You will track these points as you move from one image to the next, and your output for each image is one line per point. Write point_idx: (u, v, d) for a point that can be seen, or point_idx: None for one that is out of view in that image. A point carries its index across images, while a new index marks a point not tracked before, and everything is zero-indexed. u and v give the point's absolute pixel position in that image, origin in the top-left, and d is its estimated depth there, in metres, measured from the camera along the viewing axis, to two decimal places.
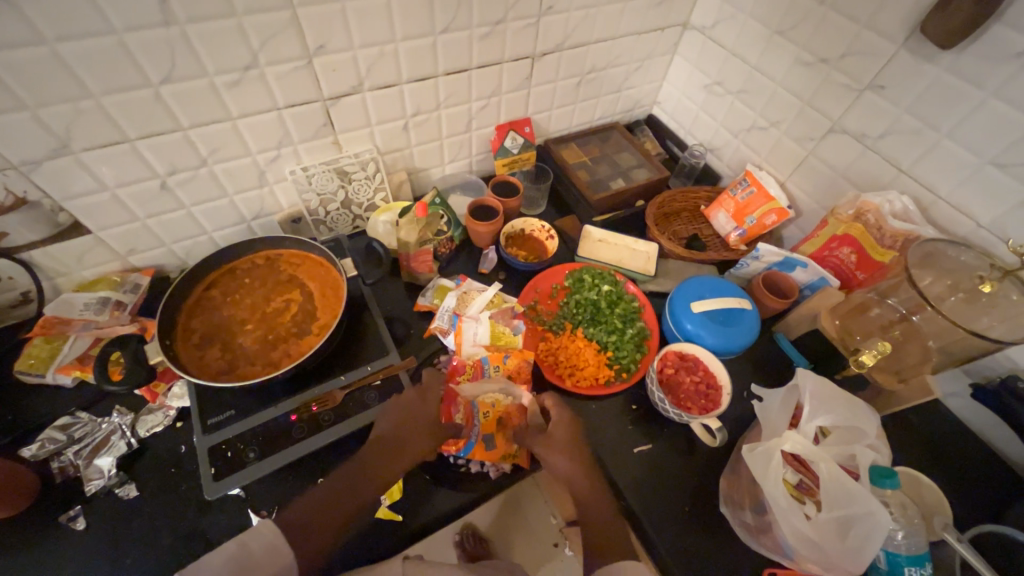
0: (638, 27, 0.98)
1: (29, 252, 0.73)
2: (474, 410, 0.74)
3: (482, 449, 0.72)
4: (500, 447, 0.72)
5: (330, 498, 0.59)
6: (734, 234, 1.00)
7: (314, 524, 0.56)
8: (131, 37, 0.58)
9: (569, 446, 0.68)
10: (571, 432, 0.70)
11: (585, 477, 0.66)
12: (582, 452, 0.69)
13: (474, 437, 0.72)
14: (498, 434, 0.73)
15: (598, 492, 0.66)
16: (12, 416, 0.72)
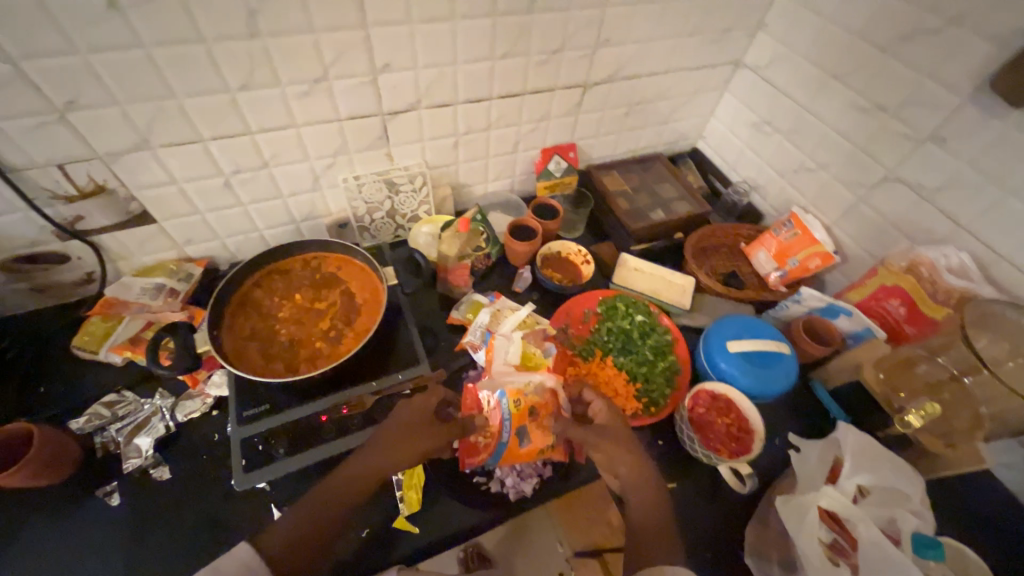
0: (690, 63, 0.99)
1: (99, 235, 0.78)
2: (502, 408, 0.72)
3: (515, 446, 0.71)
4: (533, 439, 0.72)
5: (335, 501, 0.55)
6: (775, 275, 0.98)
7: (309, 535, 0.52)
8: (218, 47, 0.63)
9: (620, 440, 0.66)
10: (611, 430, 0.67)
11: (637, 482, 0.63)
12: (635, 446, 0.66)
13: (506, 433, 0.71)
14: (531, 426, 0.72)
15: (655, 493, 0.62)
16: (65, 388, 0.77)
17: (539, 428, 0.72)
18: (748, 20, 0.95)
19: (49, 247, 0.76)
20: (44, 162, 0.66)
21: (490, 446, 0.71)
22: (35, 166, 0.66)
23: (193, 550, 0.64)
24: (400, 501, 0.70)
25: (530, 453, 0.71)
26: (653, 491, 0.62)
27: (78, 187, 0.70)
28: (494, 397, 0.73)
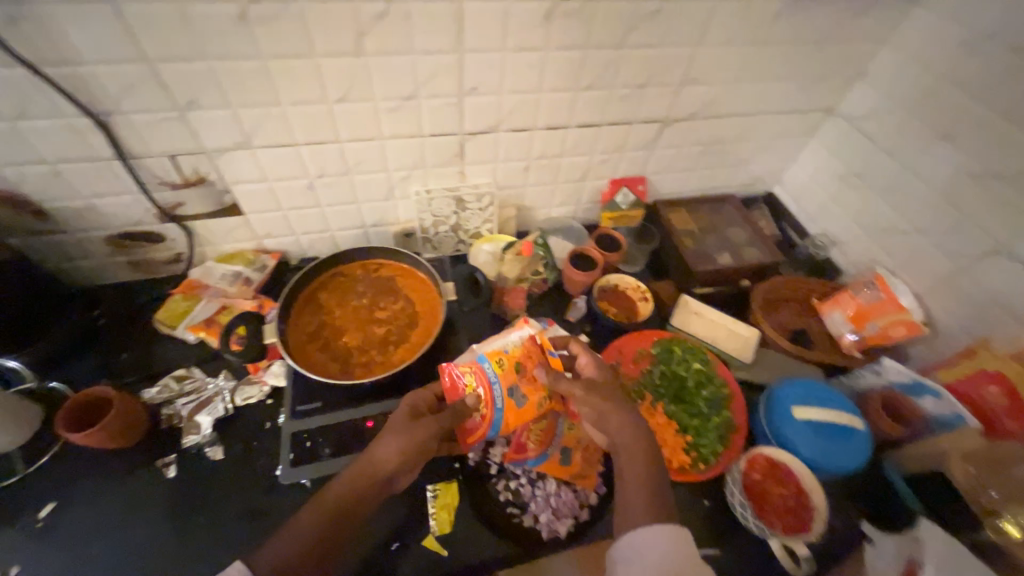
0: (778, 107, 0.95)
1: (192, 221, 0.84)
2: (485, 371, 0.67)
3: (510, 407, 0.67)
4: (527, 395, 0.67)
5: (340, 506, 0.55)
6: (849, 338, 0.90)
7: (316, 541, 0.52)
8: (326, 62, 0.67)
9: (611, 394, 0.63)
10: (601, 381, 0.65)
11: (622, 441, 0.59)
12: (624, 402, 0.62)
13: (499, 397, 0.66)
14: (520, 382, 0.68)
15: (641, 456, 0.58)
16: (144, 358, 0.83)
17: (528, 381, 0.68)
18: (848, 69, 0.90)
19: (149, 227, 0.83)
20: (159, 152, 0.72)
21: (487, 417, 0.66)
22: (151, 155, 0.72)
23: (233, 533, 0.67)
24: (432, 520, 0.70)
25: (528, 411, 0.67)
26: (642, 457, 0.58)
27: (184, 176, 0.76)
28: (476, 363, 0.69)
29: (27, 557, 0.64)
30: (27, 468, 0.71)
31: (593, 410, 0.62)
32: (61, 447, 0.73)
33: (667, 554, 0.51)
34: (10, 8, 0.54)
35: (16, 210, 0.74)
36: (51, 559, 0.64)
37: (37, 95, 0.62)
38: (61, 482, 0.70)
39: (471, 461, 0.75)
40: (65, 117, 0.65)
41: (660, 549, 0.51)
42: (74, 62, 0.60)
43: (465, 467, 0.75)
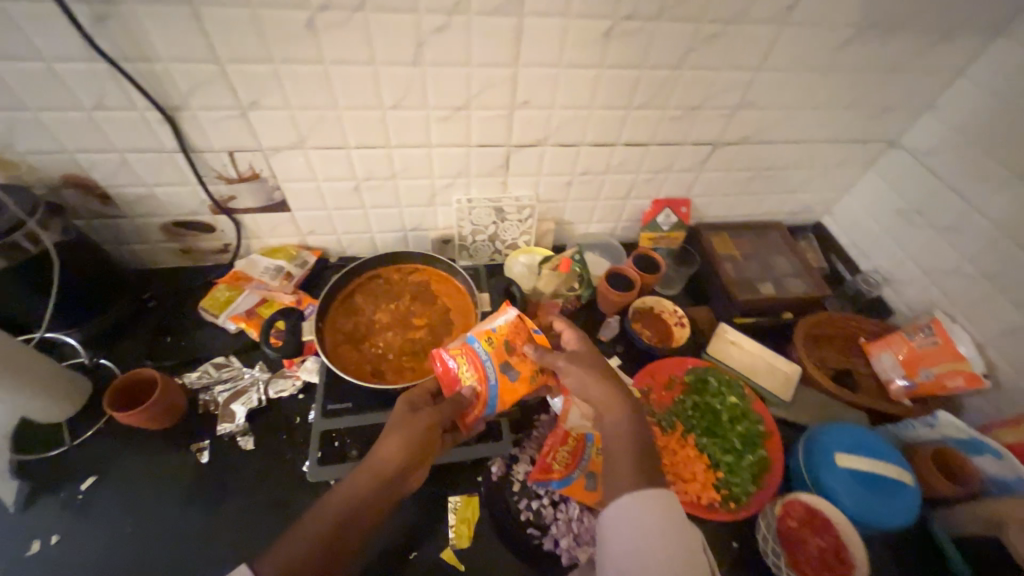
0: (836, 136, 0.91)
1: (242, 214, 0.87)
2: (476, 351, 0.66)
3: (505, 383, 0.65)
4: (521, 368, 0.66)
5: (346, 505, 0.55)
6: (899, 383, 0.85)
7: (324, 543, 0.52)
8: (384, 70, 0.68)
9: (593, 364, 0.64)
10: (583, 352, 0.66)
11: (606, 407, 0.61)
12: (606, 371, 0.63)
13: (492, 375, 0.64)
14: (512, 358, 0.66)
15: (624, 421, 0.59)
16: (186, 343, 0.86)
17: (522, 357, 0.66)
18: (916, 100, 0.86)
19: (202, 218, 0.86)
20: (219, 148, 0.75)
21: (483, 396, 0.64)
22: (211, 150, 0.75)
23: (259, 524, 0.68)
24: (451, 533, 0.69)
25: (526, 385, 0.66)
26: (626, 421, 0.59)
27: (239, 172, 0.79)
28: (464, 345, 0.67)
29: (68, 526, 0.67)
30: (74, 440, 0.75)
31: (578, 378, 0.63)
32: (106, 423, 0.76)
33: (657, 522, 0.51)
34: (100, 6, 0.57)
35: (84, 193, 0.79)
36: (88, 531, 0.67)
37: (115, 89, 0.65)
38: (103, 457, 0.73)
39: (495, 475, 0.74)
40: (138, 110, 0.68)
41: (651, 514, 0.51)
42: (151, 59, 0.63)
43: (488, 480, 0.74)
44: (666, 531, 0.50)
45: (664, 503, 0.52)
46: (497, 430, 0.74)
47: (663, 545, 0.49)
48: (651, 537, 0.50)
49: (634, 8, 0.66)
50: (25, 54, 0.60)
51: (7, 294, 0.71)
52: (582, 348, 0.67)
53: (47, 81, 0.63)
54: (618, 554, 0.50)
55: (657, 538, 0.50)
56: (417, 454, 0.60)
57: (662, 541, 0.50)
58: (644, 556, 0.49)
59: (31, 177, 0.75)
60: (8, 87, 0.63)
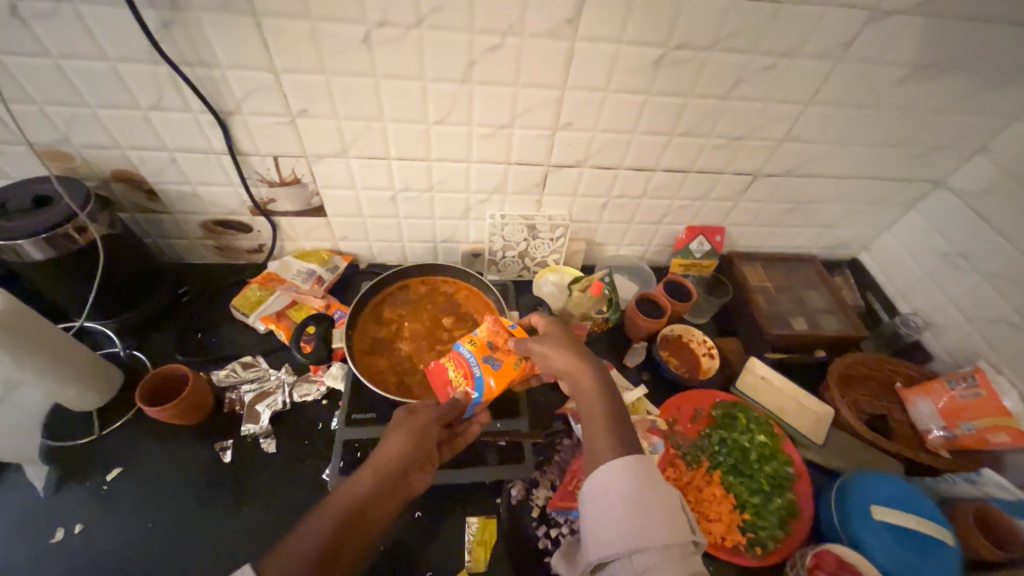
0: (881, 173, 0.88)
1: (279, 217, 0.88)
2: (460, 351, 0.71)
3: (491, 372, 0.68)
4: (503, 357, 0.69)
5: (349, 505, 0.51)
6: (937, 434, 0.81)
7: (328, 543, 0.47)
8: (432, 86, 0.69)
9: (563, 343, 0.66)
10: (553, 334, 0.68)
11: (579, 383, 0.62)
12: (576, 348, 0.65)
13: (476, 368, 0.68)
14: (492, 351, 0.69)
15: (595, 395, 0.61)
16: (216, 340, 0.87)
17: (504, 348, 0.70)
18: (969, 141, 0.82)
19: (241, 218, 0.88)
20: (264, 152, 0.76)
21: (472, 388, 0.68)
22: (257, 154, 0.76)
23: (275, 530, 0.68)
24: (467, 556, 0.68)
25: (512, 372, 0.68)
26: (599, 395, 0.61)
27: (281, 176, 0.80)
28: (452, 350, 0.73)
29: (91, 517, 0.68)
30: (103, 430, 0.76)
31: (549, 357, 0.65)
32: (134, 415, 0.78)
33: (630, 491, 0.51)
34: (167, 13, 0.59)
35: (131, 188, 0.81)
36: (110, 522, 0.67)
37: (173, 91, 0.67)
38: (129, 449, 0.74)
39: (514, 499, 0.73)
40: (192, 112, 0.70)
41: (624, 480, 0.52)
42: (210, 65, 0.64)
43: (507, 503, 0.73)
44: (639, 493, 0.51)
45: (638, 468, 0.53)
46: (519, 454, 0.73)
47: (638, 510, 0.50)
48: (626, 502, 0.51)
49: (686, 36, 0.65)
50: (91, 54, 0.62)
51: (52, 282, 0.73)
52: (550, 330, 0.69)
53: (109, 80, 0.65)
54: (598, 531, 0.52)
55: (631, 503, 0.51)
56: (419, 449, 0.59)
57: (637, 508, 0.50)
58: (620, 523, 0.50)
59: (84, 171, 0.77)
60: (72, 85, 0.65)
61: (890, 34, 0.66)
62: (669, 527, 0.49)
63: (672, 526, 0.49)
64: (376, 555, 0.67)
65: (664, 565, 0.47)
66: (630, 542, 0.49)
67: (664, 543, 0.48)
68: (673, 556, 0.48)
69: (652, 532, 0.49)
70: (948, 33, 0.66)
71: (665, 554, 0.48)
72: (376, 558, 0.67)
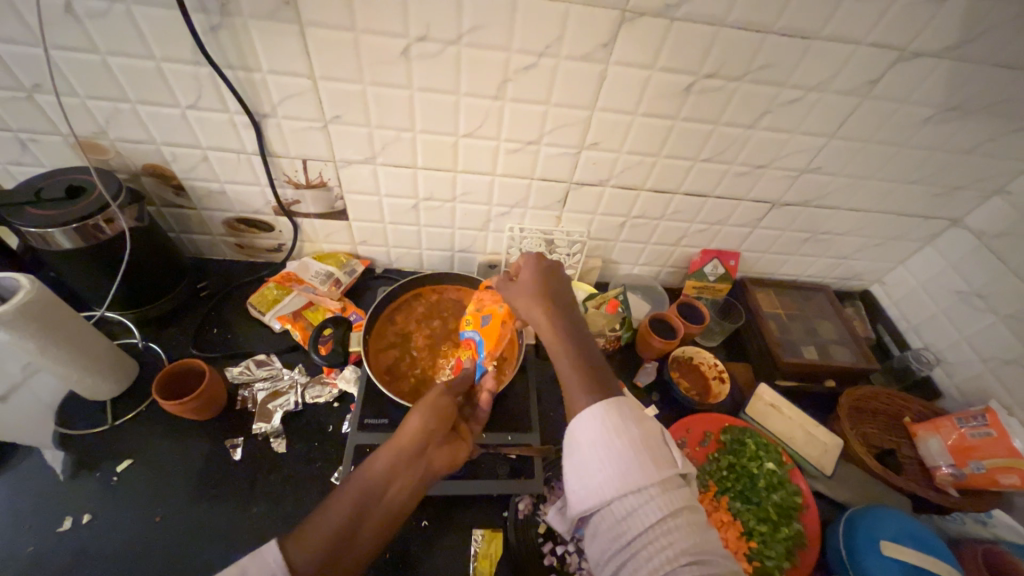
0: (899, 209, 0.89)
1: (302, 218, 0.89)
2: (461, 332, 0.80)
3: (480, 327, 0.77)
4: (489, 309, 0.78)
5: (368, 492, 0.51)
6: (946, 471, 0.80)
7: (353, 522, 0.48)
8: (465, 101, 0.70)
9: (531, 289, 0.67)
10: (525, 279, 0.68)
11: (549, 325, 0.63)
12: (543, 295, 0.66)
13: (469, 332, 0.78)
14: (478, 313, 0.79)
15: (564, 338, 0.61)
16: (233, 336, 0.88)
17: (484, 303, 0.79)
18: (987, 182, 0.83)
19: (265, 217, 0.89)
20: (294, 155, 0.78)
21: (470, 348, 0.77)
22: (288, 156, 0.78)
23: (281, 531, 0.68)
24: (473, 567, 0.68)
25: (499, 318, 0.76)
26: (570, 335, 0.61)
27: (308, 179, 0.81)
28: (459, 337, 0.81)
29: (98, 507, 0.68)
30: (116, 420, 0.76)
31: (524, 300, 0.66)
32: (149, 407, 0.78)
33: (603, 436, 0.50)
34: (216, 17, 0.61)
35: (160, 182, 0.82)
36: (116, 514, 0.67)
37: (212, 91, 0.68)
38: (141, 440, 0.75)
39: (522, 513, 0.72)
40: (228, 113, 0.71)
41: (593, 428, 0.51)
42: (251, 68, 0.66)
43: (515, 517, 0.71)
44: (610, 439, 0.50)
45: (608, 410, 0.52)
46: (528, 468, 0.73)
47: (610, 458, 0.49)
48: (598, 452, 0.50)
49: (717, 67, 0.67)
50: (137, 53, 0.64)
51: (77, 272, 0.74)
52: (527, 270, 0.69)
53: (152, 77, 0.67)
54: (576, 482, 0.51)
55: (602, 451, 0.50)
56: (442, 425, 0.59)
57: (610, 457, 0.49)
58: (595, 476, 0.49)
59: (117, 163, 0.78)
60: (115, 80, 0.67)
61: (916, 75, 0.68)
62: (644, 469, 0.48)
63: (646, 467, 0.48)
64: (382, 560, 0.67)
65: (642, 509, 0.46)
66: (608, 491, 0.48)
67: (640, 486, 0.47)
68: (650, 498, 0.47)
69: (628, 478, 0.48)
70: (973, 77, 0.68)
71: (642, 498, 0.47)
72: (381, 565, 0.66)
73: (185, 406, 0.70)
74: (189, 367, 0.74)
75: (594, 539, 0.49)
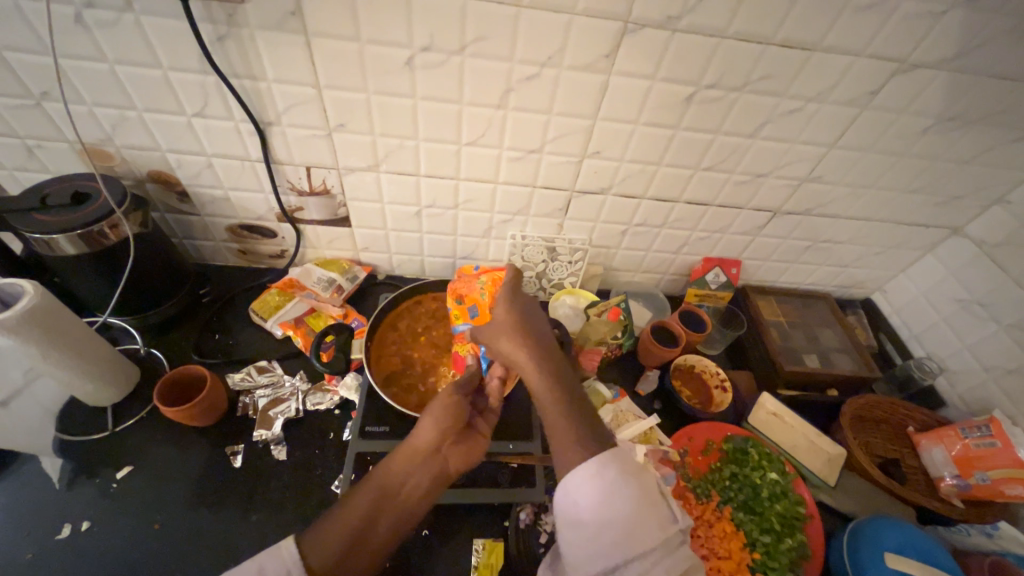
0: (900, 218, 0.90)
1: (304, 224, 0.89)
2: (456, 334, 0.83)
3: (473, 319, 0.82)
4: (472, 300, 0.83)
5: (384, 491, 0.51)
6: (950, 482, 0.80)
7: (368, 518, 0.48)
8: (468, 109, 0.71)
9: (511, 333, 0.62)
10: (508, 317, 0.63)
11: (534, 372, 0.59)
12: (527, 337, 0.61)
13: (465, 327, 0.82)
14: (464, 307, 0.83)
15: (550, 389, 0.58)
16: (234, 343, 0.88)
17: (466, 297, 0.83)
18: (986, 192, 0.83)
19: (268, 223, 0.89)
20: (298, 162, 0.78)
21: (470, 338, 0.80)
22: (291, 163, 0.78)
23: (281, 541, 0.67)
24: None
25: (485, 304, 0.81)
26: (556, 383, 0.58)
27: (311, 185, 0.82)
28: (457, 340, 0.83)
29: (98, 514, 0.67)
30: (116, 426, 0.76)
31: (506, 344, 0.62)
32: (150, 413, 0.78)
33: (604, 500, 0.48)
34: (223, 27, 0.61)
35: (164, 189, 0.82)
36: (115, 522, 0.67)
37: (218, 99, 0.69)
38: (141, 447, 0.74)
39: (523, 523, 0.71)
40: (233, 121, 0.72)
41: (593, 490, 0.49)
42: (257, 77, 0.67)
43: (515, 527, 0.71)
44: (612, 499, 0.48)
45: (609, 465, 0.50)
46: (530, 477, 0.72)
47: (613, 520, 0.47)
48: (598, 515, 0.48)
49: (718, 77, 0.67)
50: (144, 62, 0.64)
51: (82, 278, 0.74)
52: (505, 302, 0.64)
53: (159, 86, 0.67)
54: (577, 546, 0.49)
55: (603, 514, 0.48)
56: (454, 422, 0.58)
57: (612, 523, 0.47)
58: (598, 542, 0.47)
59: (122, 170, 0.79)
60: (123, 89, 0.67)
61: (916, 86, 0.68)
62: (646, 532, 0.47)
63: (649, 529, 0.47)
64: (382, 570, 0.67)
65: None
66: (613, 559, 0.46)
67: (644, 551, 0.46)
68: (654, 561, 0.46)
69: (633, 544, 0.46)
70: (972, 88, 0.68)
71: (646, 563, 0.46)
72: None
73: (180, 412, 0.69)
74: (186, 371, 0.73)
75: None
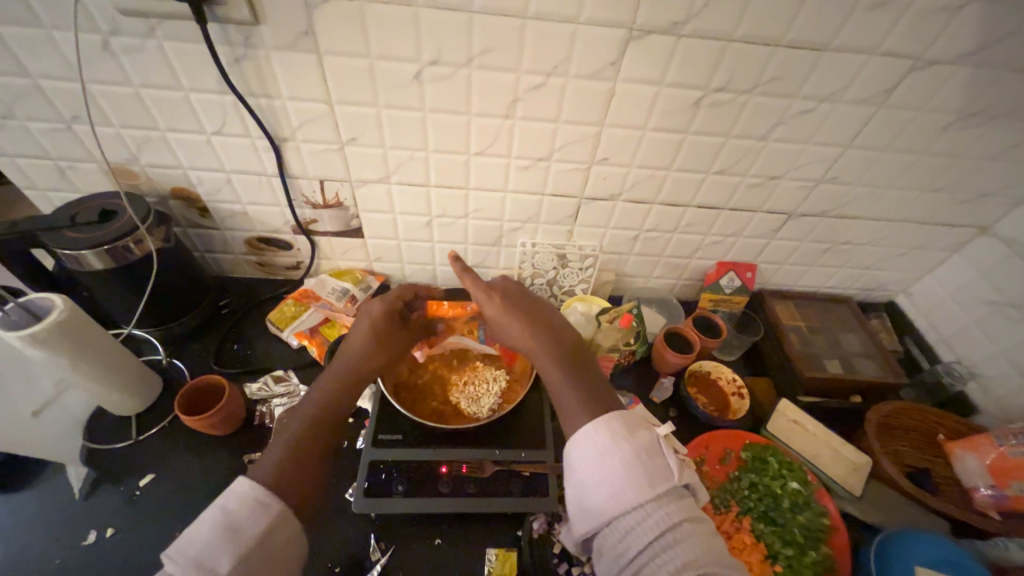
0: (922, 218, 0.87)
1: (319, 236, 0.91)
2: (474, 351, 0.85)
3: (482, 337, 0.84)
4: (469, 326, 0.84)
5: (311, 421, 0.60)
6: (985, 493, 0.76)
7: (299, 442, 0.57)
8: (477, 120, 0.72)
9: (516, 320, 0.66)
10: (508, 304, 0.67)
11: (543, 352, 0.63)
12: (531, 321, 0.66)
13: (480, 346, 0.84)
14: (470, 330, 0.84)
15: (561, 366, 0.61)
16: (253, 352, 0.90)
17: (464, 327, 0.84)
18: (1015, 190, 0.80)
19: (284, 236, 0.92)
20: (312, 176, 0.80)
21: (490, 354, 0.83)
22: (306, 177, 0.80)
23: None
24: None
25: None
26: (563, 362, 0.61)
27: (325, 198, 0.84)
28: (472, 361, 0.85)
29: (121, 522, 0.69)
30: (139, 435, 0.78)
31: (514, 328, 0.66)
32: (171, 422, 0.80)
33: (597, 456, 0.51)
34: (240, 50, 0.64)
35: (187, 206, 0.85)
36: (138, 528, 0.69)
37: (235, 118, 0.72)
38: (163, 455, 0.77)
39: (536, 532, 0.71)
40: (250, 138, 0.74)
41: (588, 450, 0.51)
42: (272, 95, 0.69)
43: (528, 536, 0.70)
44: (602, 460, 0.50)
45: (598, 430, 0.52)
46: (544, 487, 0.71)
47: (604, 476, 0.49)
48: (592, 472, 0.50)
49: (726, 81, 0.67)
50: (166, 84, 0.67)
51: (109, 291, 0.77)
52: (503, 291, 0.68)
53: (180, 108, 0.70)
54: (576, 501, 0.51)
55: (598, 472, 0.50)
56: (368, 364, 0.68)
57: (604, 477, 0.49)
58: (593, 498, 0.49)
59: (147, 187, 0.82)
60: (146, 110, 0.71)
61: (933, 82, 0.66)
62: (638, 486, 0.48)
63: (640, 484, 0.48)
64: None
65: (640, 527, 0.46)
66: (606, 512, 0.48)
67: (635, 503, 0.47)
68: (647, 514, 0.46)
69: (624, 497, 0.48)
70: (994, 83, 0.66)
71: (638, 516, 0.47)
72: None
73: (199, 421, 0.71)
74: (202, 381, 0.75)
75: (600, 560, 0.48)
